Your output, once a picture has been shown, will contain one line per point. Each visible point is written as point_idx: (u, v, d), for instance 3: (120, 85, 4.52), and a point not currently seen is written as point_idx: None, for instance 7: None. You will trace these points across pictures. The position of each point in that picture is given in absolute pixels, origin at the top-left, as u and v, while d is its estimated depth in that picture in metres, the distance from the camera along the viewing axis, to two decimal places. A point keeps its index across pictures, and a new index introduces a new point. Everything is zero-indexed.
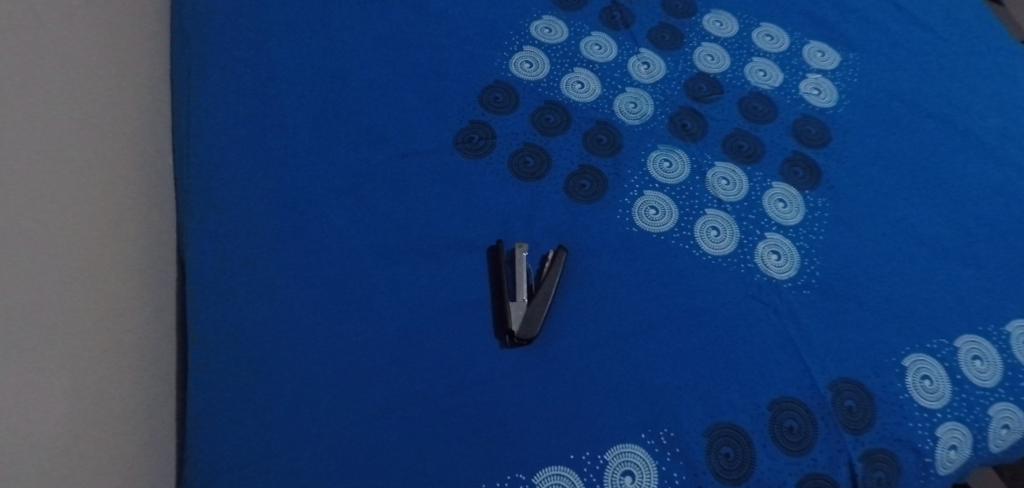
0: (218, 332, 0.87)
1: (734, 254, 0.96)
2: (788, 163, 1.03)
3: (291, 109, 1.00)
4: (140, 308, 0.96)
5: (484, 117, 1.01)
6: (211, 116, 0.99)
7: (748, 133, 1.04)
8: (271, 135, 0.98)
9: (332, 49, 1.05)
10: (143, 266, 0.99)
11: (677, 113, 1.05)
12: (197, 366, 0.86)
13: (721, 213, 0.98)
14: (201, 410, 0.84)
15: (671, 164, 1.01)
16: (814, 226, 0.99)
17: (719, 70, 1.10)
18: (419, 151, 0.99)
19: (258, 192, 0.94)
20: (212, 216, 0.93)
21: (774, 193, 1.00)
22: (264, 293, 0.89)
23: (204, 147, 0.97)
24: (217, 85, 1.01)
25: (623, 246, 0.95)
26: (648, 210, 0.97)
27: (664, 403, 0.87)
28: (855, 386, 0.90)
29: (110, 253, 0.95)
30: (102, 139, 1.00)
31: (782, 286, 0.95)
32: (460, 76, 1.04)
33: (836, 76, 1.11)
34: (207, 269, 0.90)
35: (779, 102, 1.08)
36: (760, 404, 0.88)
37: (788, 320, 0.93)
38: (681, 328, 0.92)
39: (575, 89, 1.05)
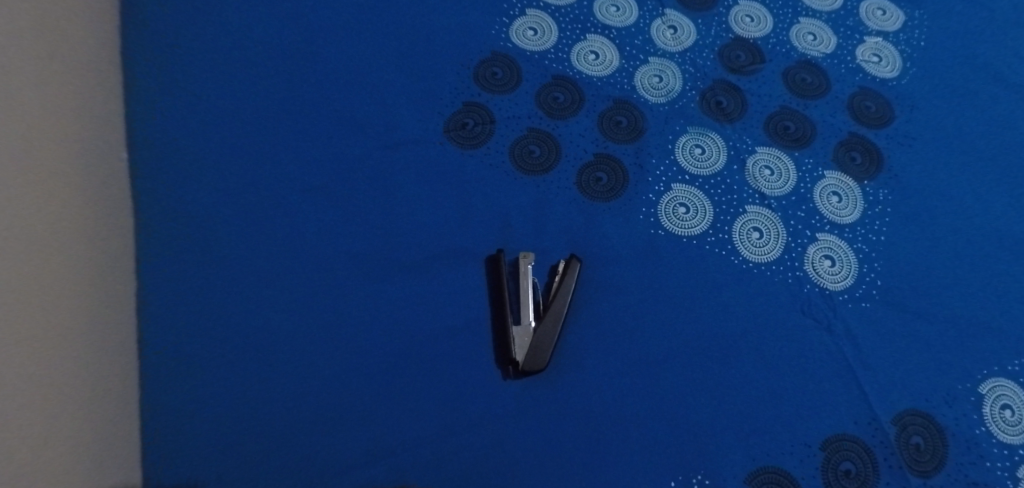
0: (170, 363, 0.72)
1: (781, 260, 0.81)
2: (844, 147, 0.86)
3: (252, 92, 0.84)
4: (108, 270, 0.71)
5: (481, 98, 0.85)
6: (157, 99, 0.82)
7: (795, 112, 0.87)
8: (230, 122, 0.82)
9: (300, 17, 0.88)
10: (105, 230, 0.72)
11: (710, 87, 0.88)
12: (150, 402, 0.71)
13: (764, 210, 0.82)
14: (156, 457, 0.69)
15: (703, 151, 0.85)
16: (875, 225, 0.84)
17: (759, 34, 0.92)
18: (405, 140, 0.83)
19: (214, 195, 0.79)
20: (163, 219, 0.77)
21: (827, 184, 0.84)
22: (222, 314, 0.75)
23: (148, 137, 0.80)
24: (162, 59, 0.84)
25: (648, 253, 0.80)
26: (677, 208, 0.82)
27: (698, 444, 0.74)
28: (923, 419, 0.77)
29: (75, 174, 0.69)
30: (63, 111, 0.68)
31: (836, 299, 0.80)
32: (451, 48, 0.88)
33: (899, 40, 0.93)
34: (158, 283, 0.75)
35: (832, 72, 0.90)
36: (810, 443, 0.75)
37: (843, 341, 0.79)
38: (718, 353, 0.77)
39: (588, 61, 0.88)
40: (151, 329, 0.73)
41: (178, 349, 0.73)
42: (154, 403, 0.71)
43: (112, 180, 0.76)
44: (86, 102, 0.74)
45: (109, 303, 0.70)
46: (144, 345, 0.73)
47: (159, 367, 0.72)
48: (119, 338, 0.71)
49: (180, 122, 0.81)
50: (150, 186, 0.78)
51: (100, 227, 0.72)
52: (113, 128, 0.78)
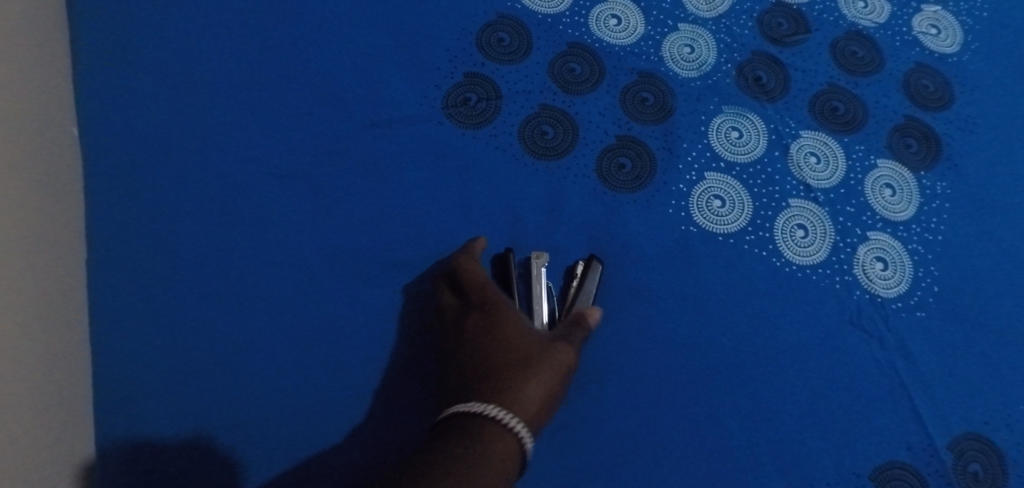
0: (122, 372, 0.61)
1: (828, 262, 0.71)
2: (899, 131, 0.76)
3: (217, 54, 0.71)
4: (59, 248, 0.60)
5: (486, 68, 0.73)
6: (107, 59, 0.69)
7: (844, 90, 0.77)
8: (190, 90, 0.69)
9: None
10: (52, 198, 0.60)
11: (748, 60, 0.77)
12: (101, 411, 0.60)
13: (810, 204, 0.72)
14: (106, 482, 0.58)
15: (741, 135, 0.74)
16: (931, 222, 0.74)
17: None
18: (397, 117, 0.71)
19: (172, 178, 0.67)
20: (110, 204, 0.65)
21: (879, 175, 0.74)
22: (181, 320, 0.63)
23: (95, 107, 0.67)
24: (109, 12, 0.70)
25: (678, 253, 0.69)
26: (711, 201, 0.71)
27: (732, 474, 0.64)
28: (983, 444, 0.68)
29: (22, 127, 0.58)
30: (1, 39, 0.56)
31: (889, 307, 0.71)
32: (452, 8, 0.75)
33: (959, 9, 0.82)
34: (107, 280, 0.63)
35: (885, 45, 0.79)
36: (859, 472, 0.66)
37: (896, 356, 0.69)
38: (756, 368, 0.67)
39: (609, 26, 0.76)
40: (102, 329, 0.62)
41: (130, 363, 0.61)
42: (104, 429, 0.59)
43: (57, 164, 0.62)
44: (21, 66, 0.59)
45: (59, 283, 0.59)
46: (95, 345, 0.61)
47: (111, 386, 0.61)
48: (69, 326, 0.59)
49: (132, 90, 0.68)
50: (97, 167, 0.66)
51: (38, 223, 0.58)
52: (58, 97, 0.65)
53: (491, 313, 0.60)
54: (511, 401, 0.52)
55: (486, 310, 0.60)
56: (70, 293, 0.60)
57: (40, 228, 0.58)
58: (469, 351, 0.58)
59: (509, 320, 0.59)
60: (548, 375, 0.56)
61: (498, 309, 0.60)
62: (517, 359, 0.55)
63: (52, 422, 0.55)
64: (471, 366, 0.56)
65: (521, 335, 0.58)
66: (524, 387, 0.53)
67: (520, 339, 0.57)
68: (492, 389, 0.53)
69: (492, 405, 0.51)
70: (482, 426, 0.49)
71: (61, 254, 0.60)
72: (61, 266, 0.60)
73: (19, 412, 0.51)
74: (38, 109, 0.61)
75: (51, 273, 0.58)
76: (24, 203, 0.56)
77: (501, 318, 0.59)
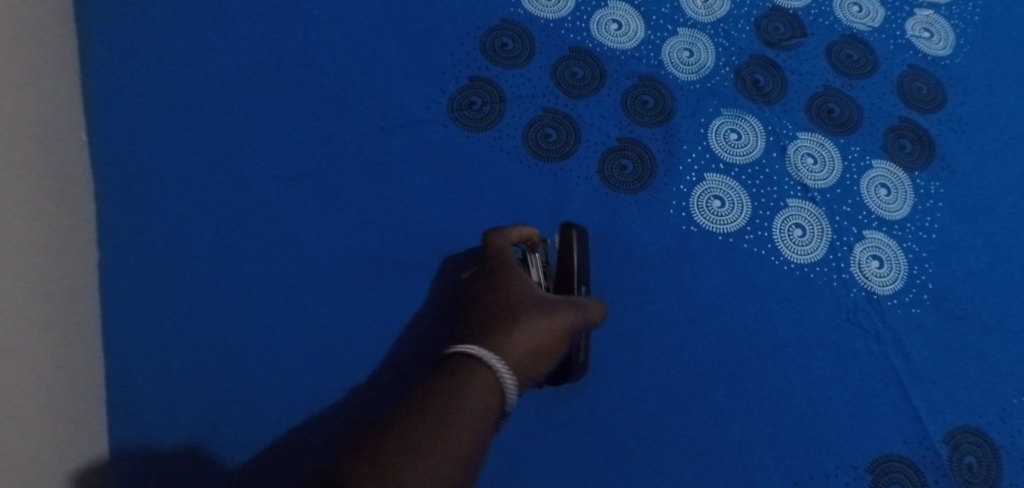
0: (135, 371, 0.62)
1: (825, 261, 0.72)
2: (893, 133, 0.78)
3: (227, 59, 0.72)
4: (72, 251, 0.62)
5: (490, 72, 0.74)
6: (117, 66, 0.70)
7: (840, 93, 0.78)
8: (200, 95, 0.71)
9: None
10: (64, 202, 0.62)
11: (746, 64, 0.78)
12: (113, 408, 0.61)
13: (807, 204, 0.74)
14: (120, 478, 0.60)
15: (740, 137, 0.75)
16: (925, 221, 0.75)
17: (800, 3, 0.82)
18: (402, 121, 0.72)
19: (183, 181, 0.68)
20: (122, 206, 0.66)
21: (875, 176, 0.76)
22: (193, 321, 0.64)
23: (104, 114, 0.69)
24: (120, 18, 0.72)
25: (679, 252, 0.71)
26: (711, 201, 0.73)
27: (735, 468, 0.66)
28: (977, 436, 0.70)
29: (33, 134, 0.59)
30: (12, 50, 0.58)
31: (885, 304, 0.72)
32: (457, 13, 0.77)
33: (952, 13, 0.84)
34: (120, 280, 0.65)
35: (880, 48, 0.81)
36: (858, 464, 0.67)
37: (892, 352, 0.71)
38: (756, 365, 0.69)
39: (610, 31, 0.78)
40: (113, 329, 0.63)
41: (143, 364, 0.63)
42: (118, 429, 0.61)
43: (67, 169, 0.64)
44: (30, 75, 0.61)
45: (71, 286, 0.61)
46: (108, 344, 0.63)
47: (123, 387, 0.62)
48: (82, 326, 0.61)
49: (142, 95, 0.70)
50: (108, 172, 0.67)
51: (47, 229, 0.59)
52: (67, 105, 0.66)
53: (496, 273, 0.61)
54: (499, 345, 0.52)
55: (493, 270, 0.62)
56: (82, 294, 0.62)
57: (48, 234, 0.59)
58: (473, 305, 0.59)
59: (513, 279, 0.60)
60: (546, 326, 0.55)
61: (503, 269, 0.61)
62: (513, 310, 0.55)
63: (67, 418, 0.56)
64: (470, 318, 0.57)
65: (523, 291, 0.58)
66: (509, 330, 0.53)
67: (521, 294, 0.58)
68: (483, 334, 0.53)
69: (479, 349, 0.51)
70: (457, 368, 0.50)
71: (73, 257, 0.62)
72: (71, 268, 0.61)
73: (31, 413, 0.52)
74: (48, 115, 0.62)
75: (62, 279, 0.59)
76: (36, 210, 0.57)
77: (505, 277, 0.60)
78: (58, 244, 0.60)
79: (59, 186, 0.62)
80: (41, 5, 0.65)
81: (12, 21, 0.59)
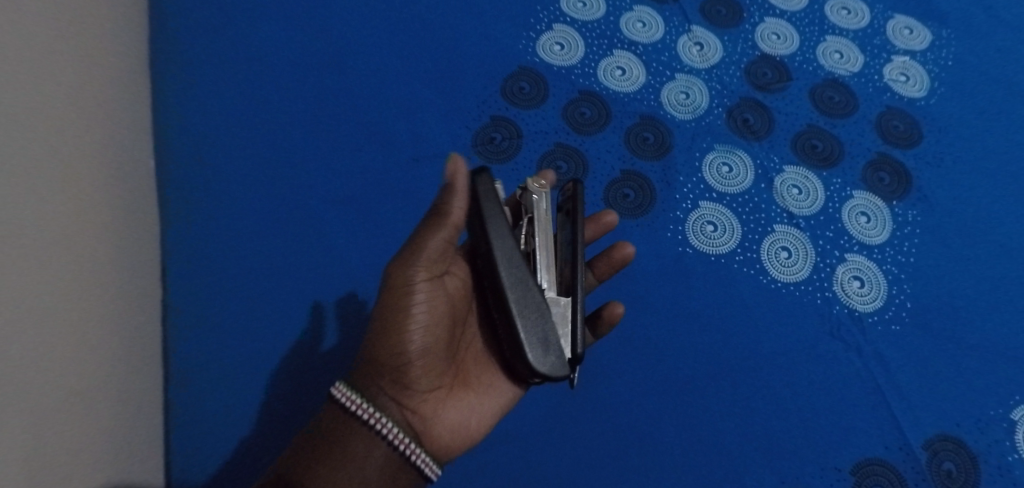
0: (191, 373, 0.71)
1: (809, 280, 0.80)
2: (872, 167, 0.86)
3: (279, 102, 0.83)
4: (143, 266, 0.72)
5: (509, 112, 0.84)
6: (184, 107, 0.81)
7: (823, 130, 0.87)
8: (255, 132, 0.81)
9: (325, 27, 0.87)
10: (136, 223, 0.72)
11: (737, 105, 0.88)
12: (173, 404, 0.70)
13: (792, 229, 0.81)
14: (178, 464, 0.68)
15: (731, 169, 0.84)
16: (904, 246, 0.83)
17: (786, 51, 0.91)
18: (430, 155, 0.82)
19: (238, 206, 0.78)
20: (185, 228, 0.77)
21: (855, 205, 0.84)
22: (244, 328, 0.73)
23: (173, 148, 0.79)
24: (190, 69, 0.83)
25: (677, 271, 0.79)
26: (705, 226, 0.81)
27: (726, 467, 0.72)
28: (955, 444, 0.75)
29: (112, 165, 0.70)
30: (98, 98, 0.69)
31: (866, 321, 0.79)
32: (480, 62, 0.87)
33: (926, 59, 0.93)
34: (181, 293, 0.74)
35: (860, 91, 0.90)
36: (841, 467, 0.73)
37: (873, 364, 0.78)
38: (746, 374, 0.76)
39: (614, 76, 0.88)
40: (175, 335, 0.73)
41: (200, 366, 0.72)
42: (177, 420, 0.70)
43: (140, 196, 0.74)
44: (112, 117, 0.72)
45: (140, 297, 0.70)
46: (169, 348, 0.72)
47: (182, 385, 0.71)
48: (148, 331, 0.70)
49: (205, 133, 0.81)
50: (174, 198, 0.78)
51: (121, 245, 0.69)
52: (142, 141, 0.77)
53: None
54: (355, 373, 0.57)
55: None
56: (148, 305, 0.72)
57: (123, 250, 0.69)
58: None
59: None
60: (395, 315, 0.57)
61: None
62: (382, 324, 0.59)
63: (128, 410, 0.65)
64: None
65: None
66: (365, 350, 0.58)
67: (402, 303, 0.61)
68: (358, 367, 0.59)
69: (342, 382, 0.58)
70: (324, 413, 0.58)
71: (142, 272, 0.72)
72: (141, 281, 0.71)
73: (101, 401, 0.61)
74: (124, 150, 0.73)
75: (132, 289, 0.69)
76: (113, 230, 0.68)
77: None
78: (130, 258, 0.70)
79: (134, 210, 0.72)
80: (124, 59, 0.77)
81: (97, 73, 0.70)
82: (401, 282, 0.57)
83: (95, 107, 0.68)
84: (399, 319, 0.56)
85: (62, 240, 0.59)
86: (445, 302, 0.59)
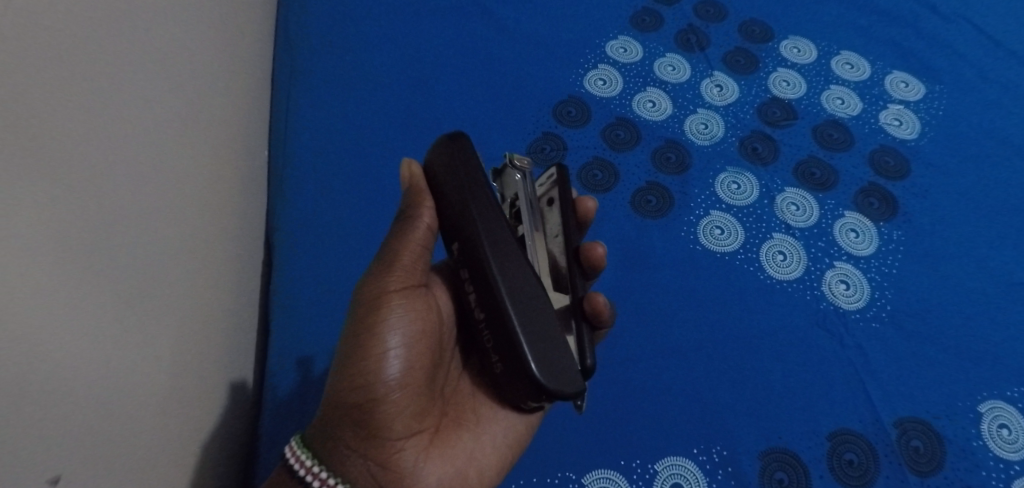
0: (293, 310, 0.91)
1: (801, 280, 0.95)
2: (863, 193, 1.01)
3: (376, 115, 1.06)
4: (238, 229, 0.94)
5: (557, 130, 1.04)
6: (302, 114, 1.05)
7: (821, 160, 1.03)
8: (355, 135, 1.03)
9: (416, 59, 1.11)
10: (239, 197, 0.95)
11: (748, 136, 1.05)
12: (279, 332, 0.90)
13: (789, 238, 0.97)
14: (278, 378, 0.87)
15: (739, 187, 1.01)
16: (888, 259, 0.97)
17: (794, 96, 1.09)
18: (491, 158, 1.02)
19: (338, 190, 1.00)
20: (298, 203, 0.98)
21: (845, 222, 0.99)
22: (336, 282, 0.93)
23: (292, 145, 1.03)
24: (312, 87, 1.07)
25: (688, 263, 0.95)
26: (714, 230, 0.97)
27: (721, 423, 0.86)
28: (923, 426, 0.88)
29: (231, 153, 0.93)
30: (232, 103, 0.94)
31: (850, 317, 0.93)
32: (538, 91, 1.08)
33: (919, 108, 1.08)
34: (292, 250, 0.95)
35: (857, 131, 1.06)
36: (819, 433, 0.86)
37: (854, 352, 0.91)
38: (743, 351, 0.90)
39: (646, 107, 1.07)
40: (282, 282, 0.93)
41: (299, 306, 0.91)
42: (279, 345, 0.89)
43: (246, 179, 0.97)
44: (238, 117, 0.96)
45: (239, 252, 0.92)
46: (278, 291, 0.93)
47: (283, 319, 0.91)
48: (237, 278, 0.92)
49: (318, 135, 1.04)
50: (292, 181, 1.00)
51: (230, 211, 0.91)
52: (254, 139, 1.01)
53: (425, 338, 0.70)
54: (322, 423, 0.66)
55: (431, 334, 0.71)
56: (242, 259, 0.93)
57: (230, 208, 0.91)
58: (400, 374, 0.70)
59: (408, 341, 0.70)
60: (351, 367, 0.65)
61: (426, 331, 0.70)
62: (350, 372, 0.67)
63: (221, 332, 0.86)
64: None
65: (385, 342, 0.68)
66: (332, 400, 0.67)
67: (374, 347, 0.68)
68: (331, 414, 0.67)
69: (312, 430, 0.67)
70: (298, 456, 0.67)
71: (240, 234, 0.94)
72: (241, 241, 0.93)
73: (208, 319, 0.82)
74: (240, 142, 0.96)
75: (231, 237, 0.91)
76: (228, 201, 0.91)
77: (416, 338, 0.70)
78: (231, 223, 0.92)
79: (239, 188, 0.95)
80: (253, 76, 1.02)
81: (234, 83, 0.95)
82: (366, 325, 0.66)
83: (227, 105, 0.93)
84: (369, 354, 0.65)
85: (199, 190, 0.81)
86: (413, 340, 0.66)
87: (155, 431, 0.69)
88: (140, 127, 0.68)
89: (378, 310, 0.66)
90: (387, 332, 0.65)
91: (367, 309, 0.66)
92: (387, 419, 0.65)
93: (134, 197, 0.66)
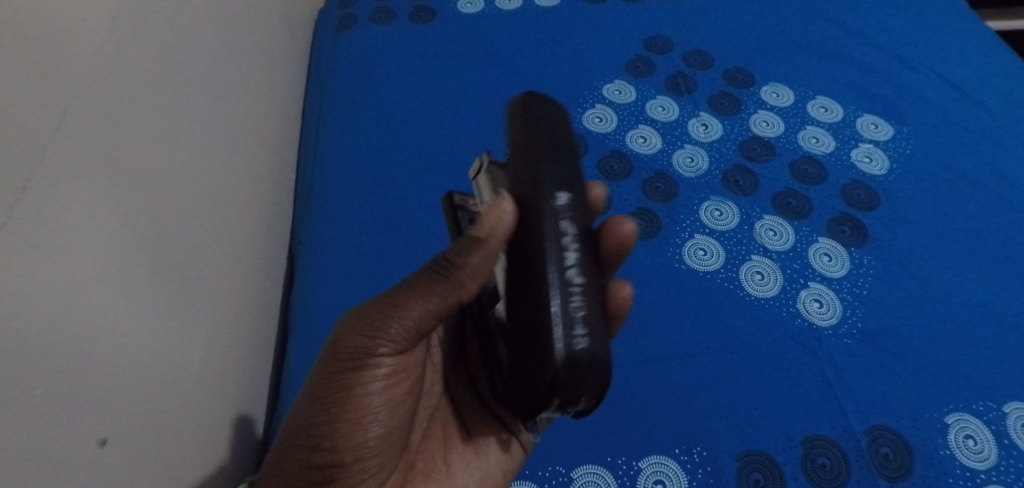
0: (310, 314, 1.00)
1: (778, 297, 1.03)
2: (836, 222, 1.10)
3: (393, 147, 1.17)
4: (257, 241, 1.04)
5: None
6: (328, 148, 1.18)
7: (798, 192, 1.13)
8: (372, 164, 1.15)
9: (431, 98, 1.23)
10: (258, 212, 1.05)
11: (730, 169, 1.15)
12: (298, 335, 0.99)
13: (766, 260, 1.06)
14: (295, 375, 0.95)
15: (721, 213, 1.10)
16: (859, 281, 1.05)
17: (773, 134, 1.19)
18: None
19: (356, 211, 1.10)
20: (321, 222, 1.09)
21: (819, 247, 1.07)
22: (351, 290, 1.02)
23: (319, 173, 1.15)
24: (339, 124, 1.20)
25: (673, 281, 1.04)
26: (697, 251, 1.06)
27: (701, 426, 0.92)
28: (893, 434, 0.93)
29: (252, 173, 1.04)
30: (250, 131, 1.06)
31: (823, 333, 1.00)
32: None
33: (888, 147, 1.18)
34: (312, 264, 1.05)
35: (831, 167, 1.16)
36: (794, 438, 0.92)
37: (827, 365, 0.98)
38: (723, 360, 0.97)
39: (638, 142, 1.17)
40: (304, 292, 1.03)
41: (316, 311, 1.00)
42: (297, 346, 0.98)
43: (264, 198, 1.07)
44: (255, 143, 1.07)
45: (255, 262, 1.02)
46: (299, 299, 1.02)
47: (301, 323, 1.00)
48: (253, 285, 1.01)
49: (340, 164, 1.15)
50: (317, 204, 1.11)
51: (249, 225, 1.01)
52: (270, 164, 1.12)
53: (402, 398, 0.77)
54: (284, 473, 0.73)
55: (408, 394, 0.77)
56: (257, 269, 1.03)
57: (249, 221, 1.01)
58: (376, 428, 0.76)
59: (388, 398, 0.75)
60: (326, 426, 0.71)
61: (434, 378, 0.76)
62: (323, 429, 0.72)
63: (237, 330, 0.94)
64: None
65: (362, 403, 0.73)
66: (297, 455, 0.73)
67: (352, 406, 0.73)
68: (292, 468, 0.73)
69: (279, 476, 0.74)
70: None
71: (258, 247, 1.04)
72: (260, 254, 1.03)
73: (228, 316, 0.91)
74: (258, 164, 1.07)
75: (249, 245, 1.00)
76: (247, 215, 1.01)
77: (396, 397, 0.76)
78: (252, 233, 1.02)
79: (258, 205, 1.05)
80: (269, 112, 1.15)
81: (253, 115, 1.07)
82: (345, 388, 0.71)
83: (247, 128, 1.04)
84: (346, 418, 0.71)
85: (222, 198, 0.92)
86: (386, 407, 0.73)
87: (173, 408, 0.76)
88: (162, 133, 0.78)
89: (362, 376, 0.71)
90: (367, 398, 0.72)
91: (352, 371, 0.71)
92: (352, 477, 0.73)
93: (153, 192, 0.76)
